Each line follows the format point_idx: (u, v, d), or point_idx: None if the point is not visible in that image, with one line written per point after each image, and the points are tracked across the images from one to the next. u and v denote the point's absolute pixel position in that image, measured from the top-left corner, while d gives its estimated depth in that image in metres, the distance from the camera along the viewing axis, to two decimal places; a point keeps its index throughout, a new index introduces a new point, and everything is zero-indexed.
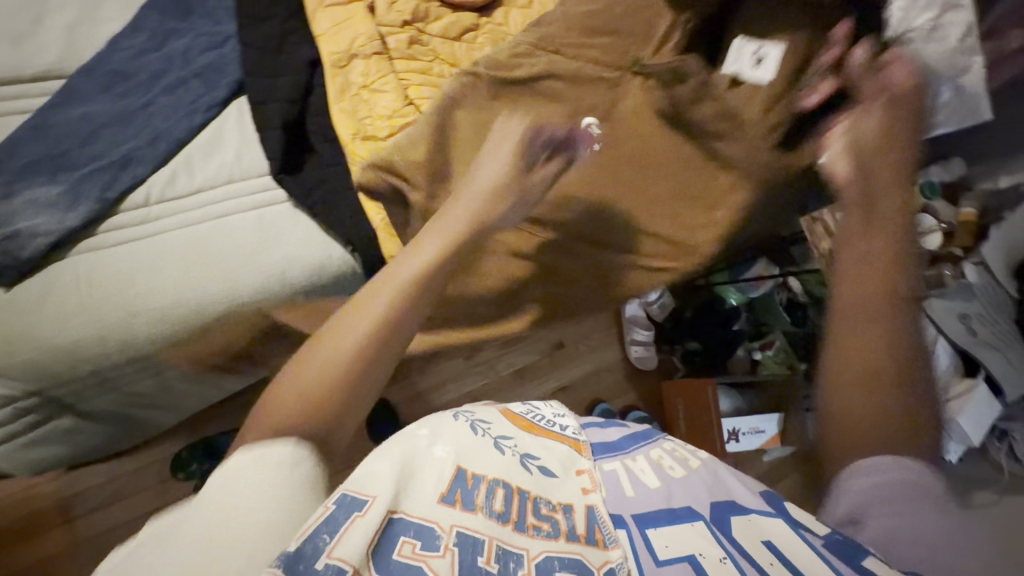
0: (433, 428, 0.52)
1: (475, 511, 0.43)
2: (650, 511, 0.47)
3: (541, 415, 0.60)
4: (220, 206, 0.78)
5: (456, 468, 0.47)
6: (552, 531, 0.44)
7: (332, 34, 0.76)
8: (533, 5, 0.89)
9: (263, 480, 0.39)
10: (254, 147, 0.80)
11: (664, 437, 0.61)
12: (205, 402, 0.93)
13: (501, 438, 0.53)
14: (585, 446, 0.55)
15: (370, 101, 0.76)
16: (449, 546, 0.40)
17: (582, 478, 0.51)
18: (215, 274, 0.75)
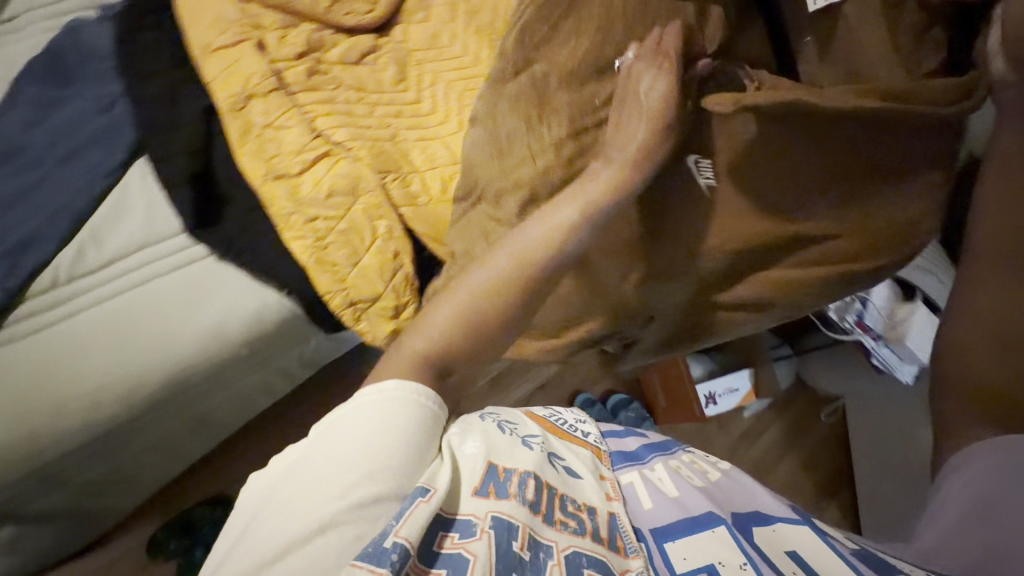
0: (461, 425, 0.52)
1: (508, 498, 0.45)
2: (668, 522, 0.48)
3: (563, 419, 0.59)
4: (138, 273, 0.72)
5: (488, 464, 0.47)
6: (579, 529, 0.46)
7: (224, 77, 0.73)
8: (431, 18, 0.91)
9: (395, 422, 0.46)
10: (161, 205, 0.74)
11: (681, 448, 0.60)
12: (170, 469, 0.88)
13: (528, 436, 0.53)
14: (606, 453, 0.55)
15: (275, 138, 0.74)
16: (484, 530, 0.42)
17: (604, 484, 0.51)
18: (154, 341, 0.70)
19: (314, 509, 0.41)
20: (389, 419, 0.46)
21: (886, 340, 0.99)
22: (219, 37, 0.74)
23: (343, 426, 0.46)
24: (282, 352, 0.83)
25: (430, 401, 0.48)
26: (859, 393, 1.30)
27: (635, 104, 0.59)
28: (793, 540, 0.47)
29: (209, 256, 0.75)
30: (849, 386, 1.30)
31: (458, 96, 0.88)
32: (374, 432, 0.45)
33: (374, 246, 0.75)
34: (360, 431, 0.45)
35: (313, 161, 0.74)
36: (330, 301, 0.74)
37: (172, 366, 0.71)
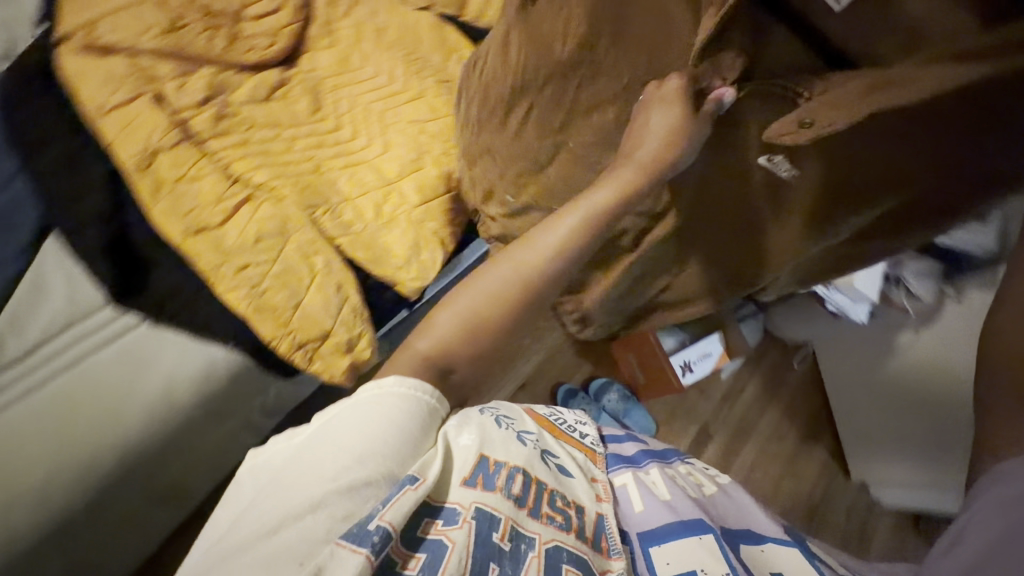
0: (460, 415, 0.48)
1: (495, 491, 0.42)
2: (656, 527, 0.47)
3: (564, 419, 0.57)
4: (67, 355, 0.68)
5: (480, 456, 0.44)
6: (565, 524, 0.44)
7: (124, 138, 0.71)
8: (337, 43, 0.90)
9: (387, 410, 0.43)
10: (82, 279, 0.71)
11: (678, 457, 0.60)
12: (143, 546, 0.84)
13: (524, 431, 0.50)
14: (600, 454, 0.54)
15: (191, 191, 0.71)
16: (467, 518, 0.40)
17: (597, 485, 0.50)
18: (102, 419, 0.67)
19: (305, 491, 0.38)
20: (388, 413, 0.43)
21: (835, 284, 1.01)
22: (113, 96, 0.72)
23: (336, 416, 0.43)
24: (246, 405, 0.81)
25: (423, 392, 0.45)
26: (824, 341, 1.28)
27: (640, 138, 0.49)
28: (778, 559, 0.47)
29: (143, 323, 0.71)
30: (818, 337, 1.28)
31: (379, 117, 0.87)
32: (370, 422, 0.42)
33: (315, 284, 0.74)
34: (354, 417, 0.42)
35: (236, 209, 0.72)
36: (272, 343, 0.73)
37: (122, 444, 0.67)
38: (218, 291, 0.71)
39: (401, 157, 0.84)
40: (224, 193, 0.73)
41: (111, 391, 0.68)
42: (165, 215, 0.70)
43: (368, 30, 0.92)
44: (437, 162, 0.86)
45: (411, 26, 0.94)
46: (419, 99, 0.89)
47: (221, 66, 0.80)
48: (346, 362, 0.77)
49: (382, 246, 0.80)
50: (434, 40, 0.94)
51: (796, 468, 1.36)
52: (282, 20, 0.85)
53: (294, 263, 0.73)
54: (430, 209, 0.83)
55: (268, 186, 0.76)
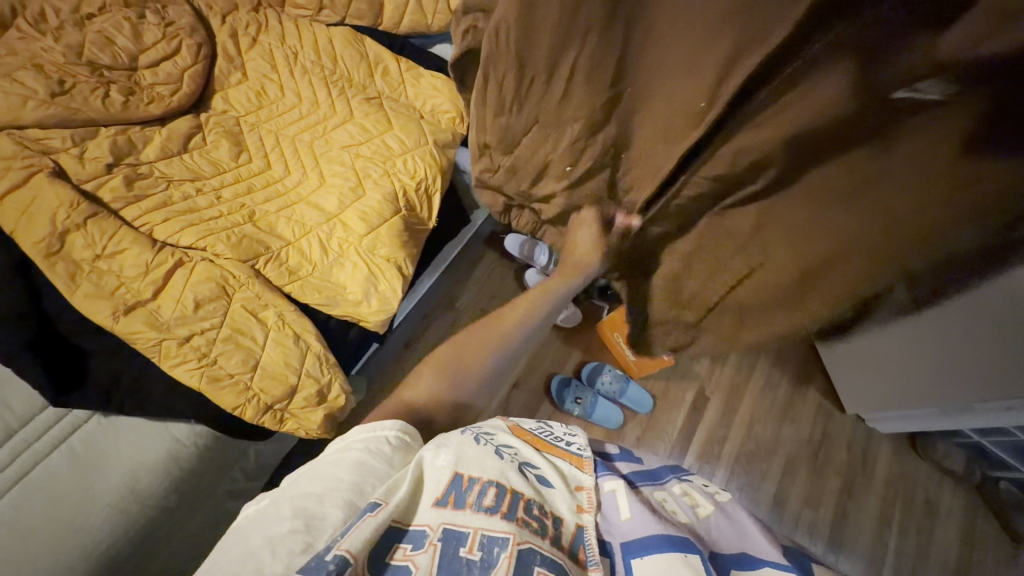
0: (437, 439, 0.42)
1: (466, 508, 0.37)
2: (642, 535, 0.39)
3: (549, 431, 0.49)
4: (9, 469, 0.62)
5: (454, 474, 0.39)
6: (541, 530, 0.38)
7: (25, 222, 0.64)
8: (248, 76, 0.85)
9: (349, 453, 0.40)
10: (17, 383, 0.66)
11: (675, 476, 0.52)
12: None
13: (503, 445, 0.44)
14: (588, 458, 0.45)
15: (114, 267, 0.66)
16: (434, 540, 0.36)
17: (580, 493, 0.43)
18: (60, 527, 0.61)
19: (259, 539, 0.34)
20: (350, 456, 0.39)
21: None
22: (2, 181, 0.64)
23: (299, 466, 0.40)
24: (220, 477, 0.77)
25: (382, 428, 0.42)
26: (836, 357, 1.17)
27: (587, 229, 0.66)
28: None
29: (93, 416, 0.67)
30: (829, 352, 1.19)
31: (308, 148, 0.82)
32: (330, 467, 0.38)
33: (270, 340, 0.69)
34: (314, 468, 0.39)
35: (169, 278, 0.67)
36: (230, 407, 0.67)
37: (90, 549, 0.62)
38: (168, 366, 0.65)
39: (339, 186, 0.80)
40: (151, 261, 0.67)
41: (65, 497, 0.62)
42: (88, 298, 0.64)
43: (279, 55, 0.86)
44: (378, 185, 0.81)
45: (324, 45, 0.88)
46: (348, 122, 0.85)
47: (127, 125, 0.74)
48: (311, 407, 0.72)
49: (336, 286, 0.76)
50: (350, 55, 0.88)
51: (791, 415, 1.29)
52: (182, 63, 0.79)
53: (243, 320, 0.69)
54: (378, 235, 0.78)
55: (203, 246, 0.71)
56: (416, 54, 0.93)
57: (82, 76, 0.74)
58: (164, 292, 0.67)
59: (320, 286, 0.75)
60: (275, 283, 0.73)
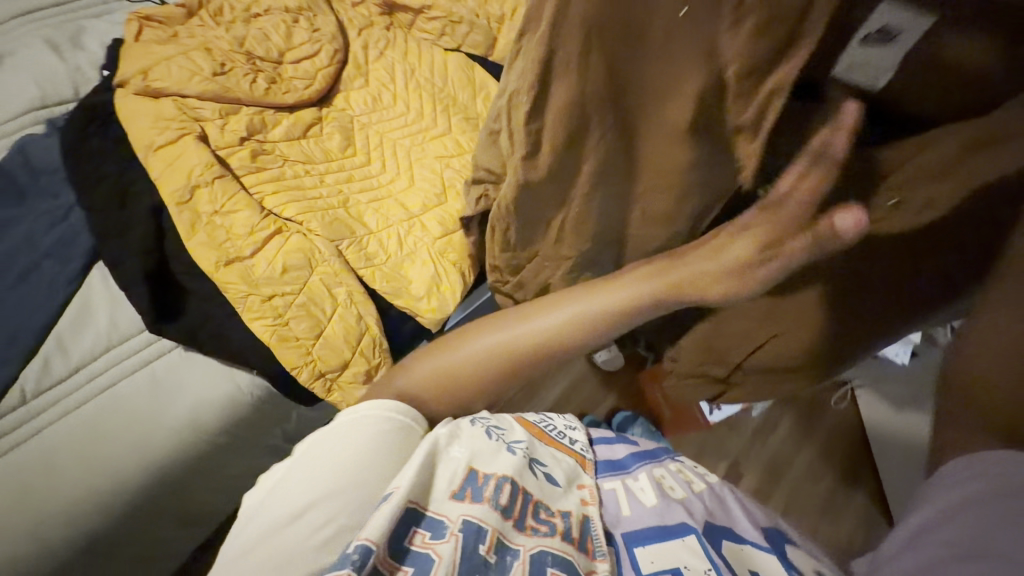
0: (450, 426, 0.53)
1: (482, 503, 0.46)
2: (644, 527, 0.50)
3: (554, 427, 0.63)
4: (103, 377, 0.72)
5: (469, 470, 0.49)
6: (550, 532, 0.47)
7: (167, 175, 0.75)
8: (369, 83, 0.95)
9: (344, 448, 0.49)
10: (125, 304, 0.76)
11: (672, 458, 0.64)
12: (171, 558, 0.85)
13: (514, 442, 0.55)
14: (590, 463, 0.58)
15: (227, 223, 0.75)
16: (455, 532, 0.44)
17: (582, 491, 0.54)
18: (130, 439, 0.70)
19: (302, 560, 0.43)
20: (342, 449, 0.49)
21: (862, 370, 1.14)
22: (159, 136, 0.77)
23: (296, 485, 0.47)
24: (264, 432, 0.83)
25: (362, 414, 0.52)
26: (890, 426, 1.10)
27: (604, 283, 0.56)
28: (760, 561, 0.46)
29: (176, 348, 0.75)
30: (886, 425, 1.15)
31: (406, 152, 0.90)
32: (330, 463, 0.48)
33: (337, 314, 0.76)
34: (316, 464, 0.48)
35: (267, 241, 0.76)
36: (288, 366, 0.73)
37: (149, 463, 0.70)
38: (248, 319, 0.73)
39: (425, 190, 0.87)
40: (254, 224, 0.76)
41: (140, 412, 0.71)
42: (201, 246, 0.74)
43: (399, 69, 0.97)
44: (460, 196, 0.87)
45: (440, 66, 0.98)
46: (444, 136, 0.92)
47: (263, 109, 0.86)
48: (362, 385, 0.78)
49: (404, 278, 0.82)
50: (460, 79, 0.97)
51: (832, 513, 1.20)
52: (319, 64, 0.91)
53: (317, 291, 0.76)
54: (450, 241, 0.84)
55: (300, 221, 0.79)
56: None
57: (238, 62, 0.86)
58: (260, 252, 0.75)
59: (391, 274, 0.81)
60: (352, 264, 0.80)
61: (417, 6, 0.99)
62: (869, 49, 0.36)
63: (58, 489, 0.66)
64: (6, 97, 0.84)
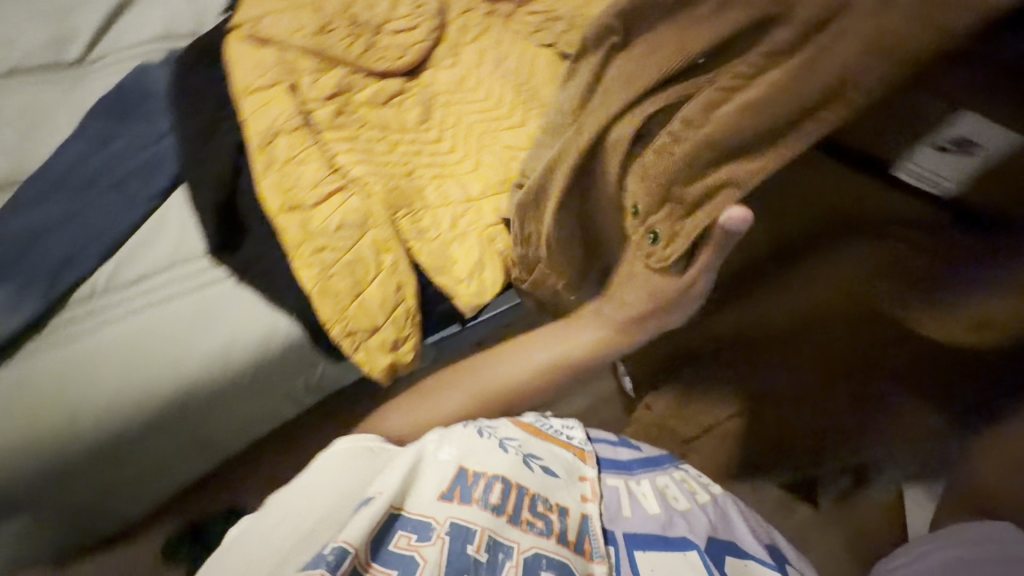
0: (441, 432, 0.56)
1: (471, 503, 0.49)
2: (646, 532, 0.53)
3: (550, 425, 0.63)
4: (161, 292, 0.77)
5: (458, 469, 0.52)
6: (545, 530, 0.49)
7: (255, 118, 0.80)
8: (458, 65, 0.96)
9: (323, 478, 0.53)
10: (193, 230, 0.81)
11: (674, 465, 0.66)
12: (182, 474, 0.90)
13: (507, 438, 0.57)
14: (589, 454, 0.60)
15: (297, 171, 0.79)
16: (440, 534, 0.47)
17: (583, 486, 0.56)
18: (171, 354, 0.75)
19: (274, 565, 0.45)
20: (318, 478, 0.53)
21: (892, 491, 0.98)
22: (257, 80, 0.82)
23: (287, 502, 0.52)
24: (289, 377, 0.85)
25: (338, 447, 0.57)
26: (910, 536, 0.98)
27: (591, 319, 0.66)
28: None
29: (227, 279, 0.80)
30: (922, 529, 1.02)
31: (478, 136, 0.90)
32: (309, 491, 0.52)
33: (378, 278, 0.77)
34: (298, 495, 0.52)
35: (327, 195, 0.79)
36: (323, 319, 0.75)
37: (181, 381, 0.75)
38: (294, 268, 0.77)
39: (488, 177, 0.87)
40: (322, 177, 0.79)
41: (184, 331, 0.76)
42: (270, 187, 0.78)
43: (490, 56, 0.97)
44: None
45: (529, 60, 0.97)
46: (519, 128, 0.91)
47: (350, 72, 0.89)
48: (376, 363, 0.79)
49: (449, 257, 0.81)
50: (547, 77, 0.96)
51: None
52: (415, 38, 0.93)
53: (364, 252, 0.77)
54: (501, 231, 0.83)
55: (365, 182, 0.81)
56: None
57: (341, 24, 0.90)
58: (320, 204, 0.78)
59: (437, 252, 0.81)
60: (403, 234, 0.81)
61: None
62: (954, 152, 0.46)
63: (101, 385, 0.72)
64: (135, 25, 0.92)
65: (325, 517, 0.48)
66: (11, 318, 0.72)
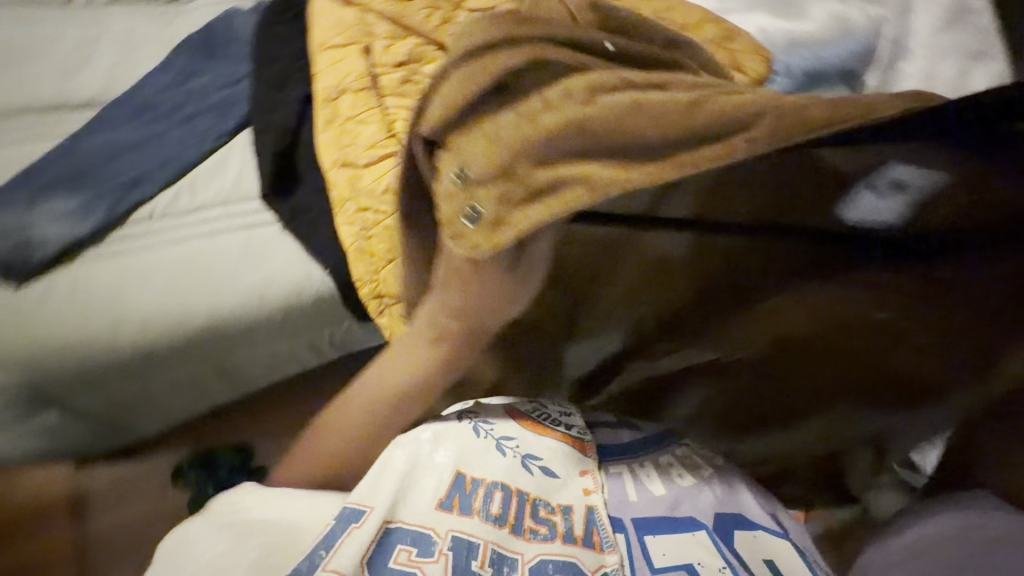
0: (433, 430, 0.59)
1: (472, 515, 0.53)
2: (651, 515, 0.60)
3: (546, 413, 0.66)
4: (214, 225, 0.82)
5: (456, 474, 0.56)
6: (549, 533, 0.55)
7: (327, 73, 0.83)
8: None
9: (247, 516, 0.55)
10: (251, 171, 0.85)
11: (678, 441, 0.70)
12: (201, 403, 0.94)
13: (503, 438, 0.61)
14: (589, 445, 0.63)
15: (356, 130, 0.80)
16: (441, 552, 0.50)
17: (585, 477, 0.61)
18: (213, 285, 0.79)
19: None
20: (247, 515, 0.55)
21: None
22: (337, 38, 0.85)
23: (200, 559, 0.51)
24: (315, 329, 0.88)
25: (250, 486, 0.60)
26: None
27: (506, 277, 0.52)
28: (770, 548, 0.59)
29: (275, 224, 0.83)
30: None
31: None
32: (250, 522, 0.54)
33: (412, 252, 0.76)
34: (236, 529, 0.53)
35: (384, 161, 0.78)
36: (355, 278, 0.77)
37: (217, 312, 0.79)
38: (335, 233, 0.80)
39: None
40: (379, 139, 0.79)
41: (229, 266, 0.80)
42: (328, 140, 0.80)
43: None
44: None
45: None
46: None
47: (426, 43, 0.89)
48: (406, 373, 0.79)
49: None
50: None
51: None
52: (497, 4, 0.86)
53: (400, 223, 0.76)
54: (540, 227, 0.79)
55: None
56: None
57: None
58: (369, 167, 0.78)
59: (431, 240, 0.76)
60: None
61: None
62: (874, 196, 0.52)
63: (148, 303, 0.77)
64: None
65: (258, 561, 0.49)
66: (71, 224, 0.76)
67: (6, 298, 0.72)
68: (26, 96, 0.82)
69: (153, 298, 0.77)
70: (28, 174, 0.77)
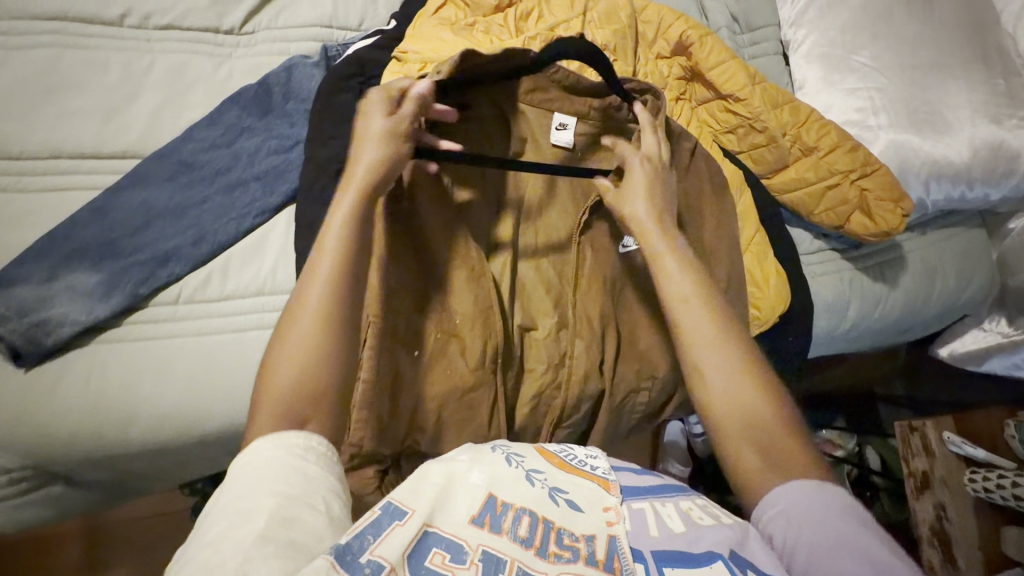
0: (471, 453, 0.50)
1: (502, 534, 0.43)
2: (671, 549, 0.46)
3: (574, 454, 0.55)
4: (244, 316, 0.75)
5: (488, 495, 0.45)
6: (573, 557, 0.43)
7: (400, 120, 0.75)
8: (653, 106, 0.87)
9: (260, 462, 0.44)
10: (292, 259, 0.77)
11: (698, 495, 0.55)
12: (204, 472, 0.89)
13: (534, 471, 0.49)
14: (614, 485, 0.51)
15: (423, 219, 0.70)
16: (474, 561, 0.40)
17: (607, 512, 0.48)
18: (233, 385, 0.72)
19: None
20: (271, 463, 0.44)
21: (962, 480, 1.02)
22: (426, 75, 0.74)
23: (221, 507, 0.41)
24: None
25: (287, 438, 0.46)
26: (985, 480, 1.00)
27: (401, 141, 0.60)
28: None
29: None
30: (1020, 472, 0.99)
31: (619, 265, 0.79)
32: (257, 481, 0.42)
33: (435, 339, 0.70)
34: (246, 478, 0.43)
35: (466, 302, 0.70)
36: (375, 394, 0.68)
37: (232, 418, 0.73)
38: (396, 391, 0.68)
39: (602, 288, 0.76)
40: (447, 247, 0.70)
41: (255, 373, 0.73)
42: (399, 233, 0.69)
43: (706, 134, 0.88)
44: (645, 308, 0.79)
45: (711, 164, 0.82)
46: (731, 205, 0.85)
47: (521, 151, 0.77)
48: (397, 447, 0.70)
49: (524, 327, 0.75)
50: (726, 202, 0.82)
51: None
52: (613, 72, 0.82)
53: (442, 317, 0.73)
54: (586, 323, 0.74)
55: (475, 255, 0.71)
56: (777, 231, 0.89)
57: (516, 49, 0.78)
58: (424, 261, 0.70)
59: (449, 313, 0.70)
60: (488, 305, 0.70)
61: (724, 92, 0.86)
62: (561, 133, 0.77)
63: (160, 402, 0.70)
64: (303, 5, 0.85)
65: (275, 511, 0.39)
66: (93, 303, 0.69)
67: (15, 383, 0.68)
68: (61, 139, 0.73)
69: (166, 395, 0.70)
70: (52, 239, 0.70)
